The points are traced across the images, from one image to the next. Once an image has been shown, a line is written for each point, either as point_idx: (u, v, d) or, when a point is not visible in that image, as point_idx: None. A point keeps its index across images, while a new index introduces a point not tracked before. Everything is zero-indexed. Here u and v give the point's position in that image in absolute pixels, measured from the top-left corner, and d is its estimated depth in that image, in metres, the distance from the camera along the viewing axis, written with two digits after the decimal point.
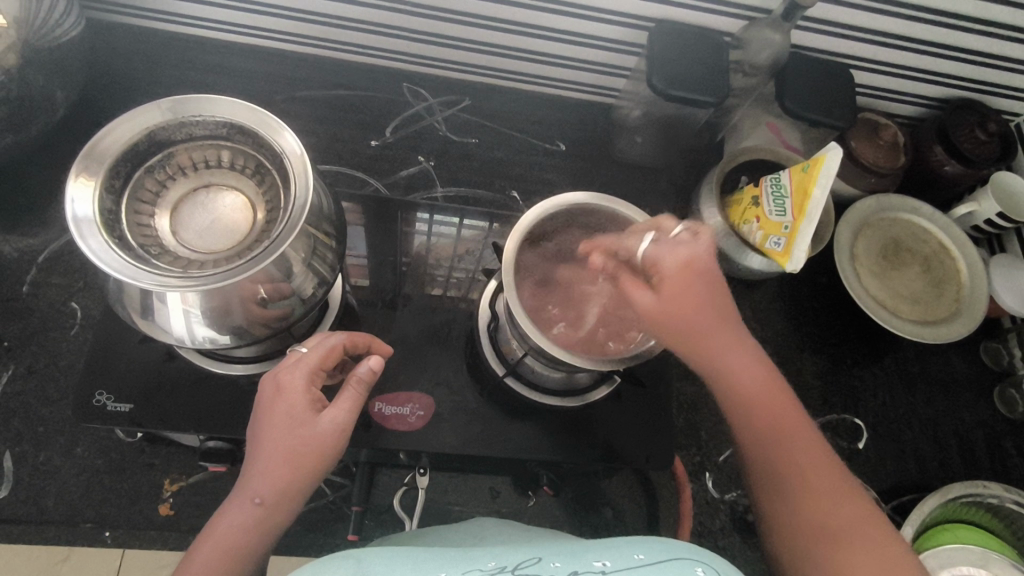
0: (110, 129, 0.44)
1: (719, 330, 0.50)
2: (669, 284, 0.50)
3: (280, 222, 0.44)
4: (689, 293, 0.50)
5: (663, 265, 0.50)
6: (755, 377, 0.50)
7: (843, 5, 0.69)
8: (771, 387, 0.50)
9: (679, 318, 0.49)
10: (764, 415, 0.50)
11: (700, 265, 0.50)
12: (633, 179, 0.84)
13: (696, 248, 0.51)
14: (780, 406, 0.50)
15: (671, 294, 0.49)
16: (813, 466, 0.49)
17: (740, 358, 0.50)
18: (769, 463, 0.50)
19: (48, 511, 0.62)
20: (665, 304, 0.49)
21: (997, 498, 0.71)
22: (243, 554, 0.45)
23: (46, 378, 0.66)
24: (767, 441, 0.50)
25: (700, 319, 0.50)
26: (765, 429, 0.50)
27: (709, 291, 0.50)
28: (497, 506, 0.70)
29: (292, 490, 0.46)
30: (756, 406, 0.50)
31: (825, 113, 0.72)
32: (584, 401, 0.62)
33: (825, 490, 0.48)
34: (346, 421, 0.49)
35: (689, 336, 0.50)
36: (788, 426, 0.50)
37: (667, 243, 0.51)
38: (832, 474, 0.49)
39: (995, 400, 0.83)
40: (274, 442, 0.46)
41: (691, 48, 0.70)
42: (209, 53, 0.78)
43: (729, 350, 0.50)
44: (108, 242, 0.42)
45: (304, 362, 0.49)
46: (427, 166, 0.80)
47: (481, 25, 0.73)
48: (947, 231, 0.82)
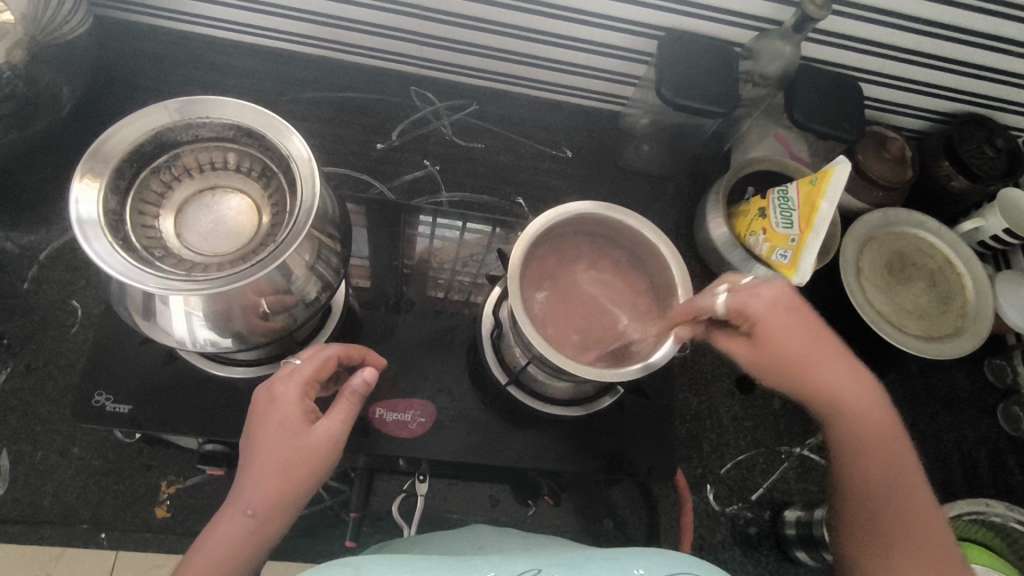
0: (117, 130, 0.43)
1: (830, 360, 0.51)
2: (768, 323, 0.50)
3: (287, 226, 0.44)
4: (796, 332, 0.51)
5: (752, 310, 0.51)
6: (866, 406, 0.51)
7: (855, 17, 0.69)
8: (885, 420, 0.51)
9: (783, 352, 0.51)
10: (874, 445, 0.51)
11: (794, 304, 0.51)
12: (639, 187, 0.84)
13: (784, 290, 0.51)
14: (891, 443, 0.51)
15: (773, 332, 0.50)
16: (908, 504, 0.50)
17: (849, 382, 0.51)
18: (872, 494, 0.50)
19: (44, 511, 0.62)
20: (767, 342, 0.51)
21: (1000, 517, 0.71)
22: (234, 569, 0.44)
23: (45, 376, 0.65)
24: (876, 478, 0.50)
25: (807, 353, 0.51)
26: (871, 463, 0.51)
27: (813, 325, 0.51)
28: (496, 514, 0.69)
29: (285, 501, 0.46)
30: (869, 437, 0.51)
31: (833, 126, 0.72)
32: (588, 410, 0.61)
33: (928, 530, 0.49)
34: (339, 431, 0.48)
35: (796, 367, 0.51)
36: (898, 464, 0.51)
37: (751, 288, 0.51)
38: (928, 512, 0.50)
39: (998, 417, 0.83)
40: (264, 455, 0.46)
41: (700, 57, 0.70)
42: (215, 52, 0.78)
43: (841, 379, 0.51)
44: (112, 244, 0.42)
45: (299, 372, 0.49)
46: (432, 170, 0.80)
47: (490, 30, 0.73)
48: (951, 246, 0.82)
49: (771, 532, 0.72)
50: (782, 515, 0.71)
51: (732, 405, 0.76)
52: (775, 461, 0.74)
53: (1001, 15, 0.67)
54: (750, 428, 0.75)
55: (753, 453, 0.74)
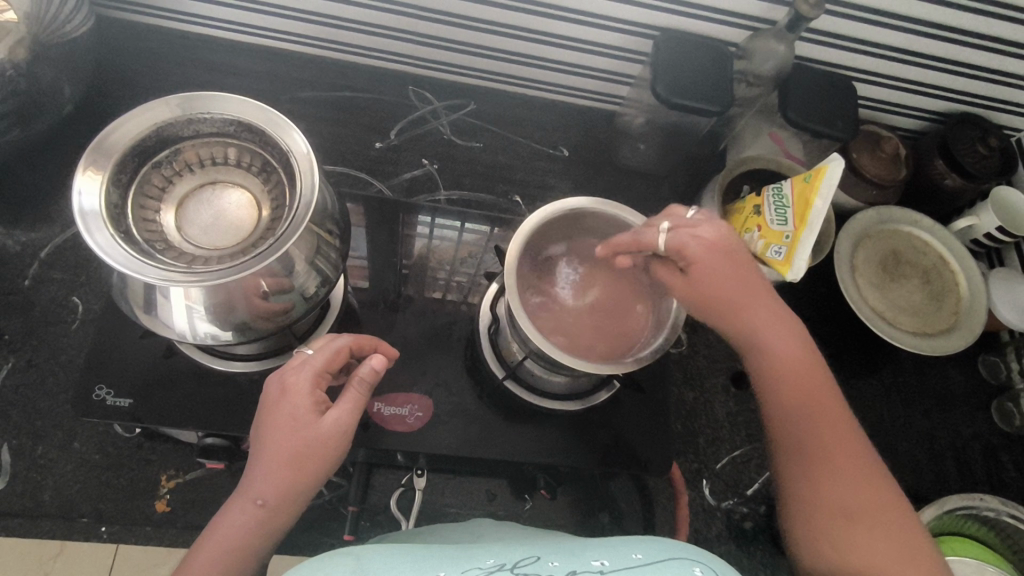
0: (119, 125, 0.44)
1: (755, 299, 0.53)
2: (699, 264, 0.52)
3: (286, 219, 0.45)
4: (724, 271, 0.52)
5: (690, 250, 0.52)
6: (783, 345, 0.52)
7: (848, 17, 0.70)
8: (805, 359, 0.53)
9: (710, 293, 0.52)
10: (794, 380, 0.52)
11: (726, 245, 0.53)
12: (636, 186, 0.85)
13: (725, 232, 0.54)
14: (812, 377, 0.52)
15: (702, 274, 0.52)
16: (833, 437, 0.50)
17: (769, 321, 0.53)
18: (793, 428, 0.51)
19: (45, 505, 0.62)
20: (695, 282, 0.52)
21: (994, 511, 0.71)
22: (245, 555, 0.45)
23: (46, 372, 0.66)
24: (799, 412, 0.52)
25: (735, 292, 0.52)
26: (794, 399, 0.52)
27: (743, 266, 0.53)
28: (494, 508, 0.70)
29: (294, 491, 0.46)
30: (788, 372, 0.52)
31: (827, 124, 0.73)
32: (584, 404, 0.62)
33: (850, 457, 0.50)
34: (348, 422, 0.49)
35: (724, 308, 0.52)
36: (819, 397, 0.52)
37: (690, 228, 0.53)
38: (852, 442, 0.51)
39: (993, 413, 0.83)
40: (276, 445, 0.47)
41: (695, 56, 0.71)
42: (216, 52, 0.79)
43: (764, 318, 0.53)
44: (114, 236, 0.42)
45: (311, 364, 0.50)
46: (431, 169, 0.81)
47: (488, 30, 0.74)
48: (946, 244, 0.82)
49: (766, 526, 0.72)
50: (778, 509, 0.71)
51: (727, 401, 0.77)
52: (770, 456, 0.75)
53: (991, 15, 0.68)
54: (745, 423, 0.76)
55: (749, 449, 0.75)
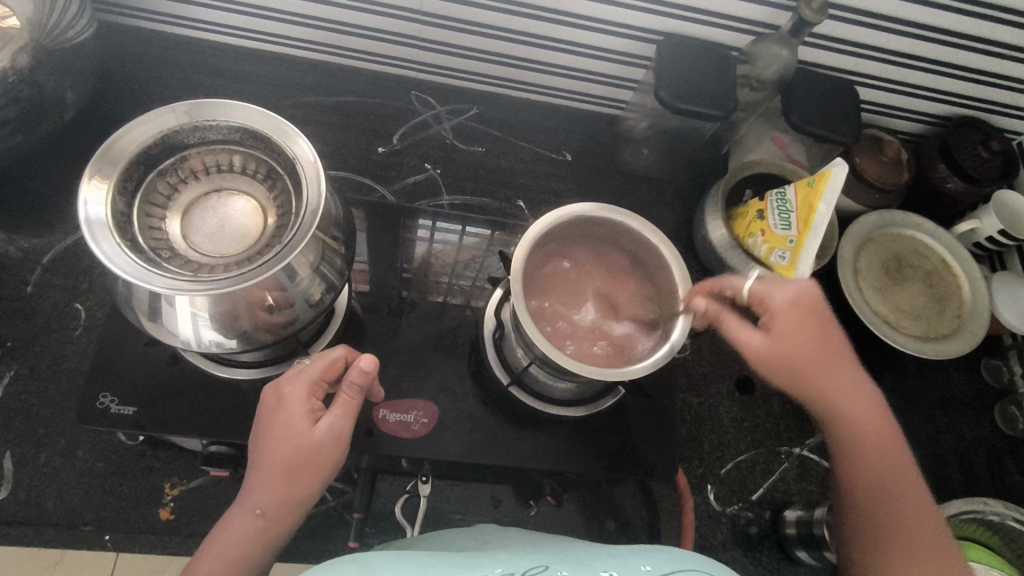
0: (125, 132, 0.44)
1: (837, 365, 0.55)
2: (782, 319, 0.55)
3: (293, 227, 0.45)
4: (810, 330, 0.55)
5: (774, 303, 0.55)
6: (864, 412, 0.55)
7: (851, 21, 0.70)
8: (883, 430, 0.55)
9: (795, 352, 0.54)
10: (873, 446, 0.55)
11: (813, 305, 0.55)
12: (639, 190, 0.85)
13: (810, 290, 0.56)
14: (888, 446, 0.55)
15: (785, 332, 0.54)
16: (909, 503, 0.53)
17: (851, 389, 0.55)
18: (870, 492, 0.54)
19: (47, 513, 0.62)
20: (778, 337, 0.54)
21: (999, 516, 0.72)
22: (245, 563, 0.46)
23: (48, 379, 0.65)
24: (875, 477, 0.54)
25: (819, 354, 0.54)
26: (871, 463, 0.54)
27: (824, 330, 0.55)
28: (499, 515, 0.69)
29: (291, 500, 0.47)
30: (869, 440, 0.55)
31: (830, 129, 0.73)
32: (594, 409, 0.61)
33: (925, 526, 0.52)
34: (342, 429, 0.48)
35: (804, 369, 0.54)
36: (894, 465, 0.54)
37: (777, 281, 0.56)
38: (926, 511, 0.53)
39: (996, 417, 0.83)
40: (271, 455, 0.47)
41: (699, 61, 0.71)
42: (219, 57, 0.79)
43: (846, 385, 0.55)
44: (120, 244, 0.42)
45: (305, 372, 0.49)
46: (434, 173, 0.80)
47: (491, 35, 0.74)
48: (948, 247, 0.83)
49: (771, 531, 0.72)
50: (782, 514, 0.71)
51: (732, 406, 0.77)
52: (774, 461, 0.75)
53: (994, 18, 0.68)
54: (749, 428, 0.76)
55: (753, 454, 0.75)
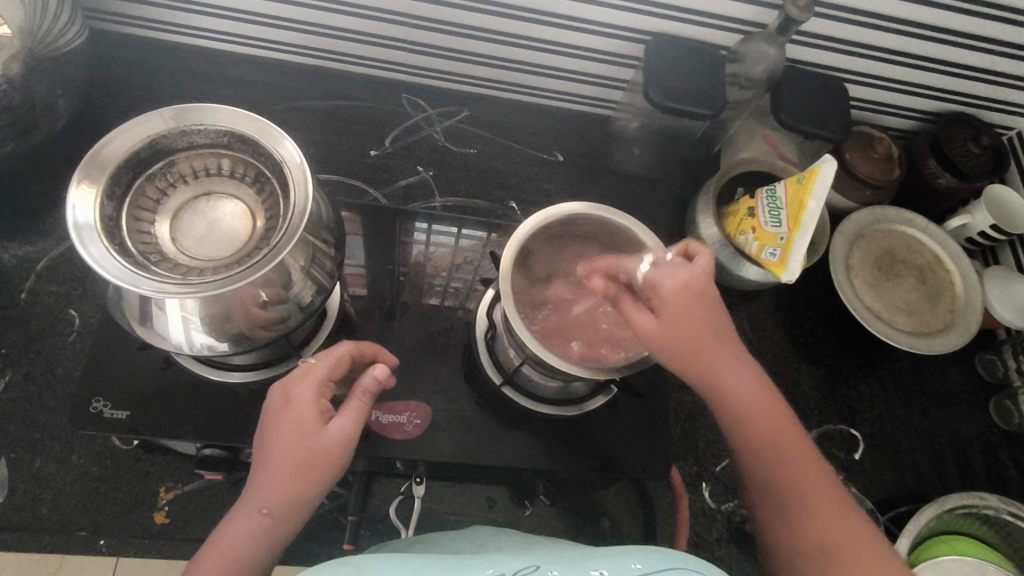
0: (113, 137, 0.44)
1: (715, 347, 0.51)
2: (669, 305, 0.51)
3: (281, 229, 0.45)
4: (694, 316, 0.51)
5: (664, 286, 0.52)
6: (747, 390, 0.52)
7: (837, 19, 0.70)
8: (776, 405, 0.52)
9: (680, 339, 0.50)
10: (765, 426, 0.51)
11: (698, 286, 0.52)
12: (631, 190, 0.85)
13: (694, 275, 0.52)
14: (780, 421, 0.51)
15: (672, 316, 0.51)
16: (812, 482, 0.50)
17: (730, 367, 0.52)
18: (767, 477, 0.51)
19: (43, 519, 0.62)
20: (665, 324, 0.51)
21: (993, 510, 0.70)
22: (248, 565, 0.45)
23: (43, 385, 0.65)
24: (773, 460, 0.51)
25: (694, 338, 0.51)
26: (763, 444, 0.51)
27: (707, 311, 0.51)
28: (494, 515, 0.69)
29: (300, 499, 0.46)
30: (759, 420, 0.51)
31: (819, 126, 0.73)
32: (580, 410, 0.62)
33: (830, 507, 0.49)
34: (352, 431, 0.49)
35: (687, 353, 0.51)
36: (792, 447, 0.51)
37: (668, 267, 0.53)
38: (829, 487, 0.50)
39: (991, 412, 0.83)
40: (281, 453, 0.47)
41: (686, 60, 0.71)
42: (211, 64, 0.79)
43: (725, 362, 0.52)
44: (109, 249, 0.42)
45: (314, 373, 0.50)
46: (425, 176, 0.81)
47: (480, 37, 0.75)
48: (942, 243, 0.83)
49: None
50: None
51: None
52: None
53: (980, 14, 0.68)
54: None
55: None
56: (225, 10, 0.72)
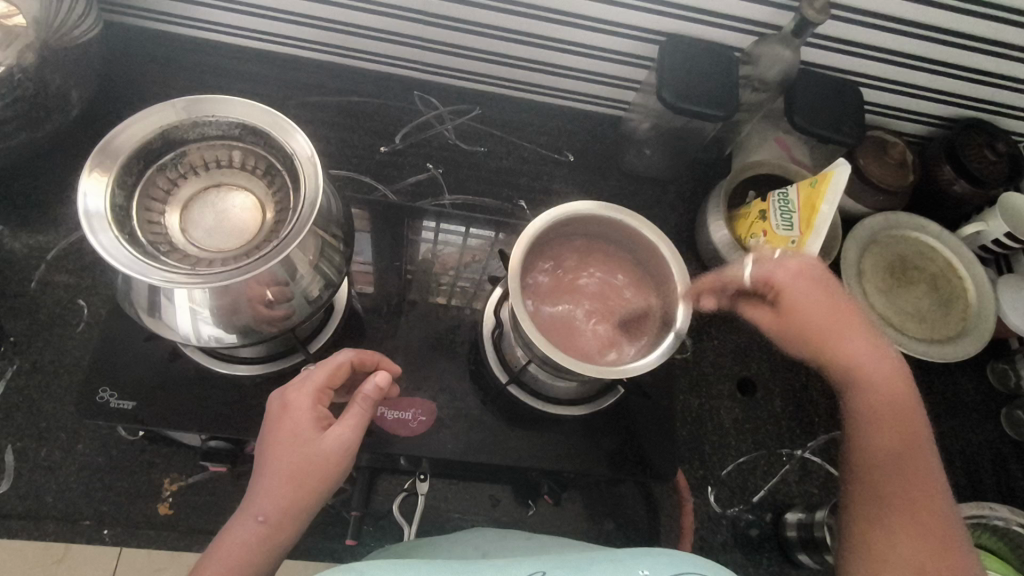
0: (126, 127, 0.44)
1: (844, 323, 0.54)
2: (790, 291, 0.55)
3: (291, 220, 0.45)
4: (815, 297, 0.54)
5: (778, 279, 0.55)
6: (888, 377, 0.53)
7: (854, 22, 0.70)
8: (902, 390, 0.53)
9: (807, 320, 0.54)
10: (895, 412, 0.52)
11: (818, 274, 0.55)
12: (641, 191, 0.85)
13: (805, 262, 0.56)
14: (907, 408, 0.53)
15: (797, 300, 0.54)
16: (918, 474, 0.51)
17: (874, 356, 0.54)
18: (878, 459, 0.52)
19: (47, 507, 0.62)
20: (792, 309, 0.54)
21: (1002, 520, 0.70)
22: (244, 573, 0.45)
23: (51, 374, 0.66)
24: (890, 446, 0.52)
25: (827, 318, 0.54)
26: (884, 428, 0.52)
27: (832, 291, 0.55)
28: (498, 515, 0.69)
29: (294, 508, 0.46)
30: (887, 407, 0.53)
31: (833, 129, 0.73)
32: (595, 409, 0.62)
33: (940, 508, 0.50)
34: (352, 438, 0.48)
35: (818, 333, 0.54)
36: (911, 431, 0.52)
37: (776, 259, 0.56)
38: (932, 480, 0.51)
39: (1002, 422, 0.82)
40: (277, 460, 0.47)
41: (700, 61, 0.71)
42: (224, 57, 0.79)
43: (861, 346, 0.54)
44: (118, 238, 0.42)
45: (312, 379, 0.50)
46: (435, 173, 0.80)
47: (493, 35, 0.74)
48: (954, 250, 0.82)
49: (773, 536, 0.71)
50: (783, 517, 0.71)
51: (733, 408, 0.76)
52: (777, 463, 0.74)
53: (997, 19, 0.67)
54: (751, 430, 0.75)
55: (754, 456, 0.74)
56: (241, 4, 0.72)
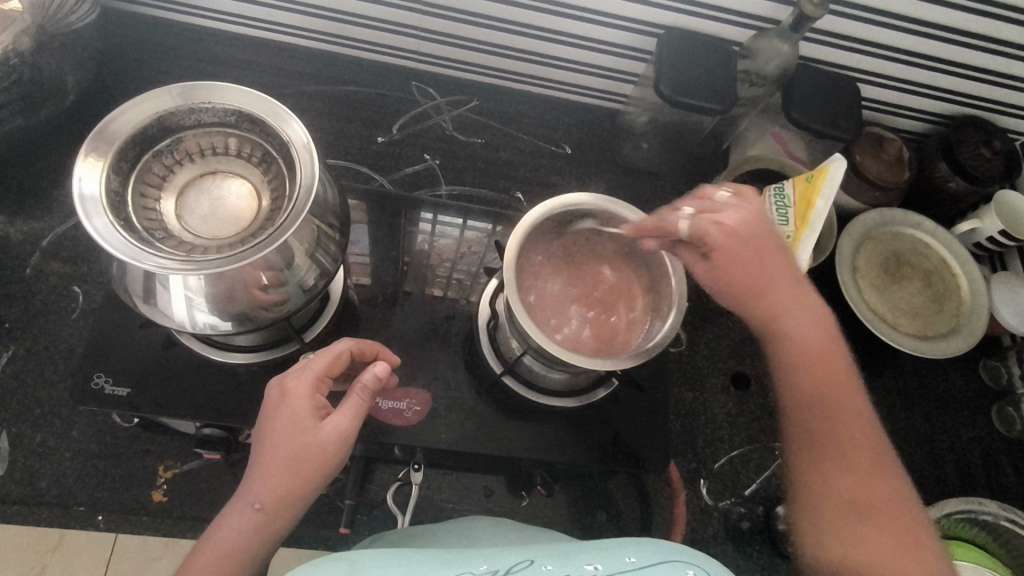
0: (121, 112, 0.44)
1: (775, 282, 0.51)
2: (721, 249, 0.50)
3: (287, 208, 0.45)
4: (748, 255, 0.50)
5: (711, 234, 0.50)
6: (814, 337, 0.51)
7: (853, 17, 0.70)
8: (830, 347, 0.52)
9: (736, 276, 0.51)
10: (822, 371, 0.51)
11: (753, 228, 0.51)
12: (638, 184, 0.85)
13: (743, 214, 0.51)
14: (836, 366, 0.51)
15: (725, 258, 0.50)
16: (852, 432, 0.50)
17: (803, 315, 0.52)
18: (809, 422, 0.51)
19: (42, 493, 0.62)
20: (722, 266, 0.51)
21: (992, 515, 0.71)
22: (242, 560, 0.45)
23: (46, 360, 0.66)
24: (820, 407, 0.51)
25: (759, 276, 0.51)
26: (814, 389, 0.51)
27: (765, 247, 0.51)
28: (491, 505, 0.70)
29: (290, 497, 0.46)
30: (815, 367, 0.51)
31: (830, 125, 0.73)
32: (588, 401, 0.62)
33: (878, 466, 0.49)
34: (349, 428, 0.48)
35: (751, 292, 0.51)
36: (839, 389, 0.51)
37: (712, 212, 0.51)
38: (868, 437, 0.50)
39: (993, 418, 0.83)
40: (269, 449, 0.47)
41: (698, 55, 0.71)
42: (220, 45, 0.79)
43: (792, 305, 0.51)
44: (114, 223, 0.42)
45: (311, 367, 0.50)
46: (432, 164, 0.80)
47: (491, 26, 0.74)
48: (948, 247, 0.82)
49: (764, 528, 0.72)
50: (775, 510, 0.71)
51: (726, 401, 0.76)
52: (769, 457, 0.75)
53: (996, 17, 0.67)
54: (744, 423, 0.76)
55: (747, 449, 0.75)
56: None
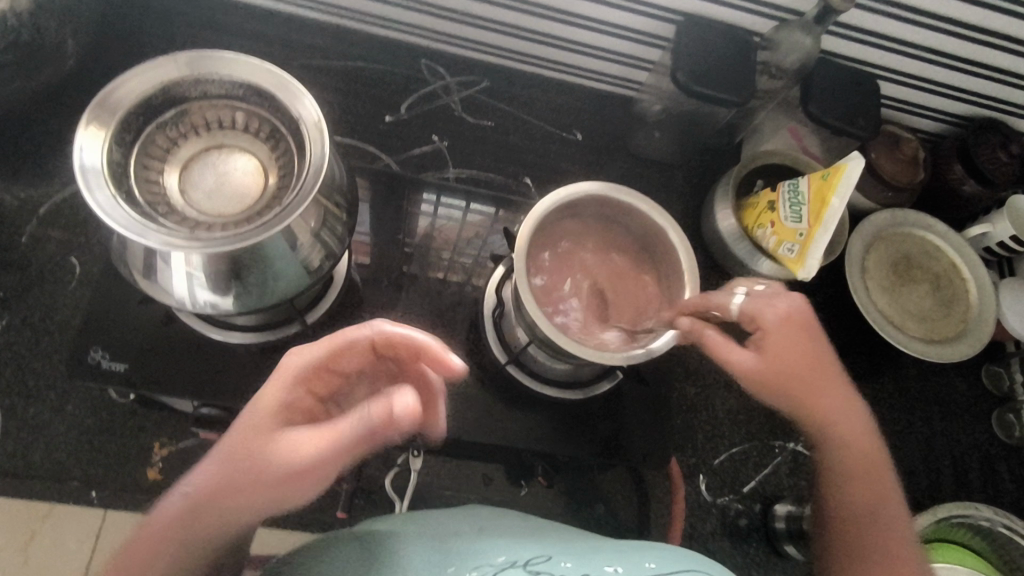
0: (125, 80, 0.43)
1: (825, 382, 0.54)
2: (774, 340, 0.52)
3: (295, 188, 0.43)
4: (798, 348, 0.52)
5: (766, 318, 0.52)
6: (856, 437, 0.54)
7: (877, 12, 0.68)
8: (870, 447, 0.55)
9: (789, 372, 0.52)
10: (861, 468, 0.54)
11: (805, 322, 0.53)
12: (649, 175, 0.83)
13: (795, 304, 0.53)
14: (875, 466, 0.55)
15: (777, 349, 0.52)
16: (890, 531, 0.53)
17: (846, 416, 0.54)
18: (850, 514, 0.54)
19: (35, 466, 0.61)
20: (771, 359, 0.52)
21: (988, 521, 0.71)
22: (152, 556, 0.38)
23: (41, 332, 0.64)
24: (859, 502, 0.54)
25: (810, 375, 0.53)
26: (856, 487, 0.54)
27: (817, 344, 0.53)
28: (490, 494, 0.69)
29: (219, 494, 0.39)
30: (855, 466, 0.54)
31: (847, 122, 0.71)
32: (584, 394, 0.61)
33: (914, 566, 0.52)
34: (317, 437, 0.40)
35: (801, 391, 0.53)
36: (877, 486, 0.54)
37: (766, 299, 0.53)
38: (904, 537, 0.53)
39: (993, 424, 0.83)
40: (249, 455, 0.40)
41: (718, 45, 0.69)
42: (226, 13, 0.77)
43: (839, 405, 0.54)
44: (115, 196, 0.41)
45: (314, 354, 0.44)
46: (440, 145, 0.78)
47: (506, 4, 0.72)
48: (959, 251, 0.81)
49: (761, 526, 0.72)
50: (772, 509, 0.71)
51: (727, 398, 0.76)
52: (769, 455, 0.74)
53: None
54: (745, 421, 0.75)
55: (747, 447, 0.74)
56: None
